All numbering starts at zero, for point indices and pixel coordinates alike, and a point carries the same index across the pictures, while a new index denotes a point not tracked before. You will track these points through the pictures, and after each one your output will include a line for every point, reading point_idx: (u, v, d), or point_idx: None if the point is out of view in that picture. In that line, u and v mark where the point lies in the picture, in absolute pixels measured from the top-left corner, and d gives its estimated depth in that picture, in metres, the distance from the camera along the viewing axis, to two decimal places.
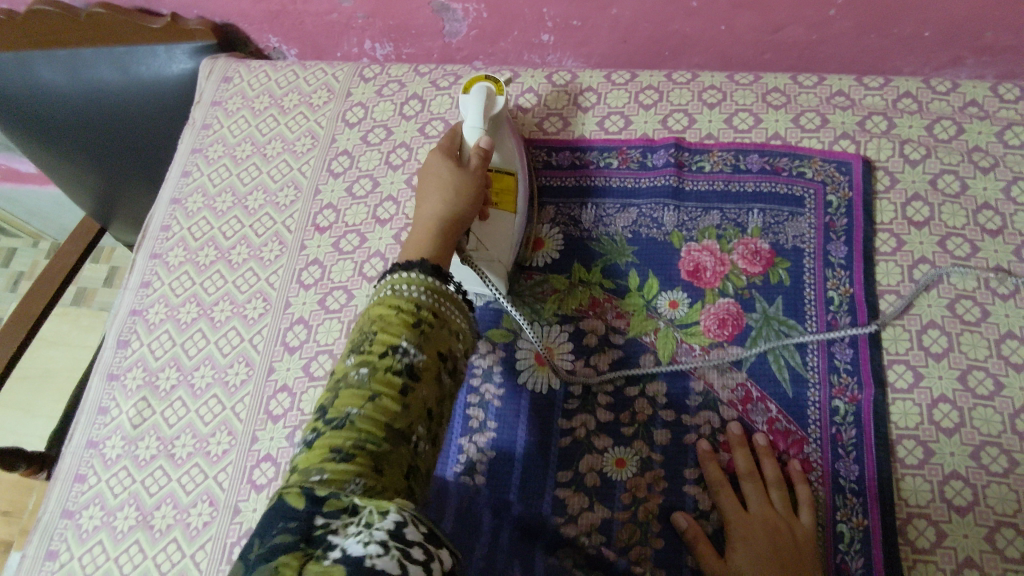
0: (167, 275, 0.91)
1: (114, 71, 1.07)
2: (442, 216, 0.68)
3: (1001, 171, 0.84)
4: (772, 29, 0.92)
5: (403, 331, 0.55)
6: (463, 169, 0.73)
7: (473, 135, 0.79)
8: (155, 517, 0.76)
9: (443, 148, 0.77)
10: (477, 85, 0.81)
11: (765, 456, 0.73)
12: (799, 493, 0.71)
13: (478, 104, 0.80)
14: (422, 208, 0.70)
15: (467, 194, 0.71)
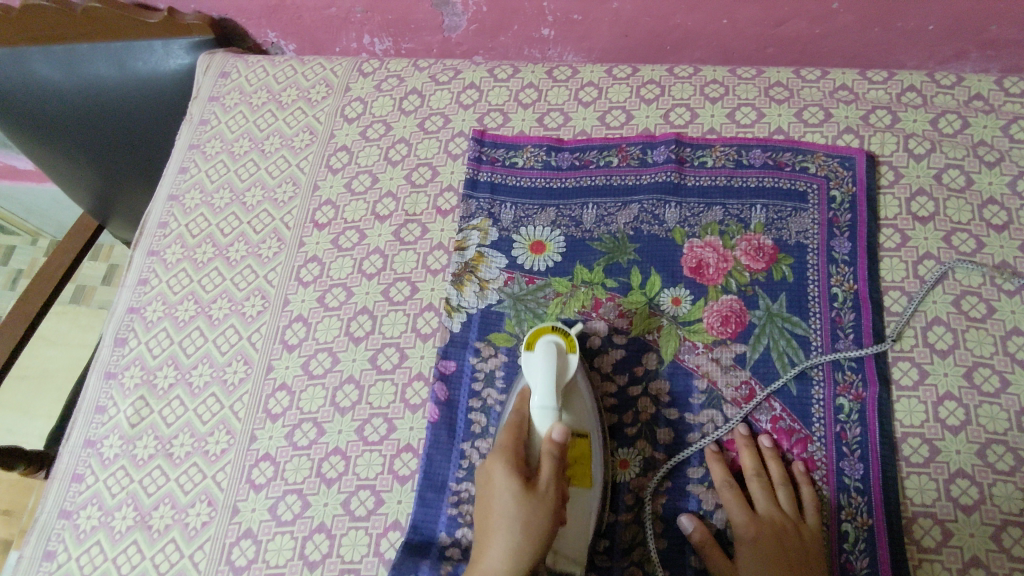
0: (164, 272, 0.90)
1: (110, 66, 1.07)
2: (509, 566, 0.60)
3: (1007, 166, 0.83)
4: (775, 22, 0.92)
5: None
6: (532, 495, 0.63)
7: (544, 420, 0.68)
8: (153, 517, 0.76)
9: (508, 452, 0.66)
10: (543, 341, 0.73)
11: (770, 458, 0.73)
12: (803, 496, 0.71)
13: (548, 383, 0.69)
14: (488, 548, 0.62)
15: (536, 533, 0.61)
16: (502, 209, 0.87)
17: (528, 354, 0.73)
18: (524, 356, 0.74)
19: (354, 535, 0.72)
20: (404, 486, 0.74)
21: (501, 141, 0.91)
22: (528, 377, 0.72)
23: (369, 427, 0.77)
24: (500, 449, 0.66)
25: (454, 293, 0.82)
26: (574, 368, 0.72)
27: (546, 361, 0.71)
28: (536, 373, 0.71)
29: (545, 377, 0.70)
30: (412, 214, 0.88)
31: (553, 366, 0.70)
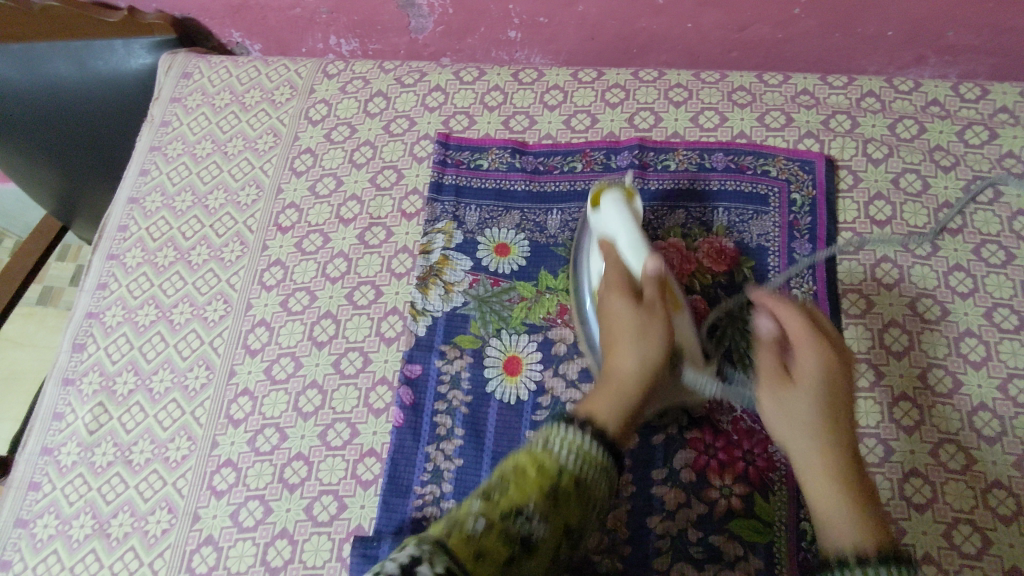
0: (124, 276, 0.89)
1: (69, 65, 1.05)
2: (641, 374, 0.67)
3: (962, 170, 0.85)
4: (738, 27, 0.92)
5: (541, 485, 0.56)
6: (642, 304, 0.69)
7: (636, 255, 0.72)
8: (111, 525, 0.75)
9: (614, 284, 0.72)
10: (608, 194, 0.76)
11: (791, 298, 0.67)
12: (838, 342, 0.66)
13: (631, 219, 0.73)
14: (615, 357, 0.69)
15: (660, 342, 0.68)
16: (467, 212, 0.87)
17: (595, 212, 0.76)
18: (592, 213, 0.77)
19: (316, 541, 0.72)
20: (366, 490, 0.74)
21: (466, 144, 0.91)
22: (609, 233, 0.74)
23: (332, 432, 0.77)
24: (609, 283, 0.72)
25: (419, 297, 0.82)
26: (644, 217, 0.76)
27: (623, 213, 0.74)
28: (611, 227, 0.74)
29: (627, 224, 0.73)
30: (377, 218, 0.88)
31: (628, 214, 0.74)
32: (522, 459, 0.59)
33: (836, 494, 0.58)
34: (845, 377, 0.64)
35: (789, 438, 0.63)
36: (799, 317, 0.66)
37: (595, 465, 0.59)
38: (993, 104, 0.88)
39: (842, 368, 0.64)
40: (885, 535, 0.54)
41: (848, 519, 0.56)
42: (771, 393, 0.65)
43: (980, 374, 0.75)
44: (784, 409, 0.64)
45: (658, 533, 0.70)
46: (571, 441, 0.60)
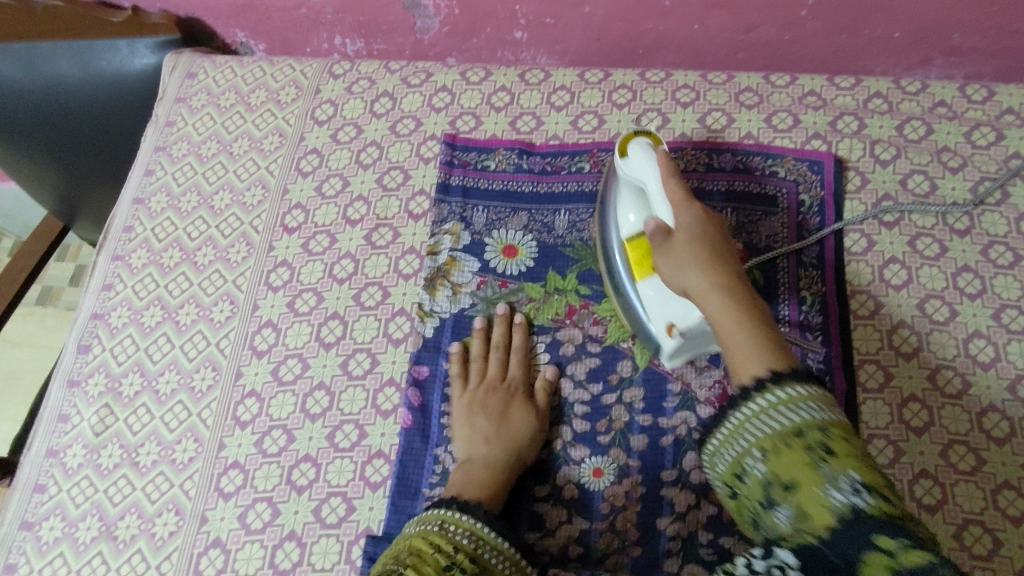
0: (130, 277, 0.89)
1: (72, 65, 1.03)
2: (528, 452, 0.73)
3: (970, 171, 0.85)
4: (745, 28, 0.92)
5: (441, 566, 0.59)
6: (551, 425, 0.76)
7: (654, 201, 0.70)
8: (118, 527, 0.74)
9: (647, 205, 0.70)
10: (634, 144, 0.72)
11: (693, 204, 0.68)
12: (728, 242, 0.68)
13: (655, 171, 0.70)
14: (512, 420, 0.74)
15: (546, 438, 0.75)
16: (474, 213, 0.86)
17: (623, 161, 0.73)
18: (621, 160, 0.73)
19: (325, 543, 0.71)
20: (375, 492, 0.73)
21: (472, 144, 0.91)
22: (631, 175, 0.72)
23: (339, 434, 0.76)
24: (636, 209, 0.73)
25: (427, 298, 0.82)
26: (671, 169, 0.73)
27: (647, 159, 0.71)
28: (636, 170, 0.71)
29: (651, 171, 0.70)
30: (383, 218, 0.88)
31: (654, 160, 0.71)
32: (416, 542, 0.61)
33: (747, 331, 0.60)
34: (720, 250, 0.66)
35: (682, 283, 0.66)
36: (703, 229, 0.66)
37: (487, 545, 0.63)
38: (1000, 105, 0.88)
39: (713, 227, 0.68)
40: (789, 352, 0.58)
41: (751, 344, 0.59)
42: (669, 261, 0.66)
43: (989, 375, 0.75)
44: (682, 279, 0.65)
45: (669, 535, 0.70)
46: (467, 526, 0.64)
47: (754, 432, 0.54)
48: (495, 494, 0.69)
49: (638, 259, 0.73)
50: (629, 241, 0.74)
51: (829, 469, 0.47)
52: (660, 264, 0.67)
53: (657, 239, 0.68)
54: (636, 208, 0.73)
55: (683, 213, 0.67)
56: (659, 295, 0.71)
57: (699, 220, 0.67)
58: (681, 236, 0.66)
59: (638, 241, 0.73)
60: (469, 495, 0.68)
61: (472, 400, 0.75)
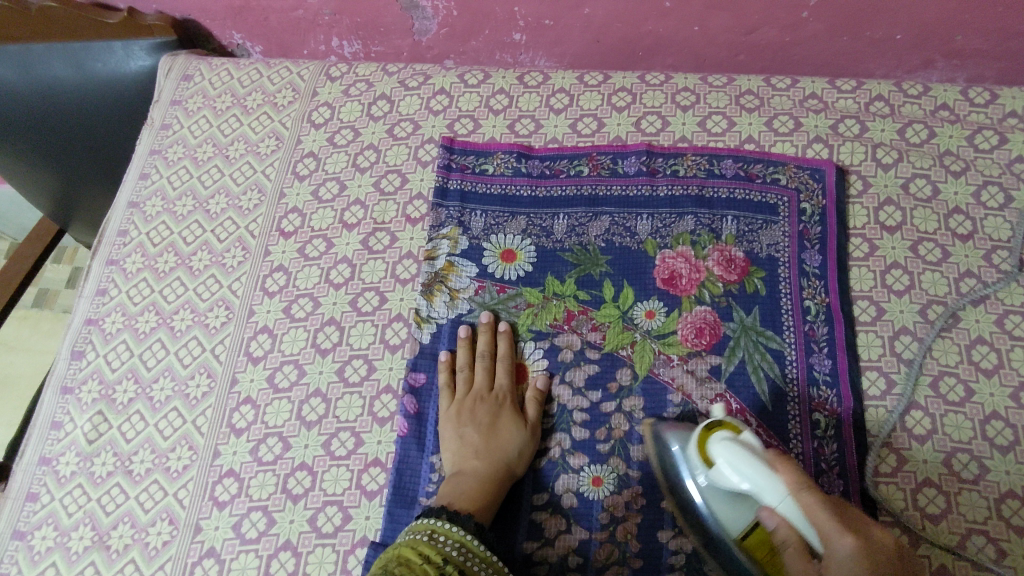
0: (124, 282, 0.88)
1: (67, 66, 1.04)
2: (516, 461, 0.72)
3: (972, 175, 0.84)
4: (745, 30, 0.92)
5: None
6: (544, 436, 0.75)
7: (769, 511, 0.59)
8: (111, 537, 0.73)
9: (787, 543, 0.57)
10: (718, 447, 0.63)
11: (848, 533, 0.53)
12: (876, 534, 0.54)
13: (777, 481, 0.58)
14: (502, 432, 0.73)
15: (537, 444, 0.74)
16: (472, 218, 0.86)
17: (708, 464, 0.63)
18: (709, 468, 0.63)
19: (320, 553, 0.71)
20: (371, 501, 0.73)
21: (471, 148, 0.90)
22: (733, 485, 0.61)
23: (336, 442, 0.75)
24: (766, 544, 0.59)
25: (424, 304, 0.81)
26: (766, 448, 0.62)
27: (750, 459, 0.60)
28: (731, 480, 0.61)
29: (767, 480, 0.59)
30: (381, 222, 0.87)
31: (752, 460, 0.60)
32: (405, 552, 0.61)
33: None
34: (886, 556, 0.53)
35: None
36: (866, 565, 0.51)
37: (476, 556, 0.62)
38: (1003, 109, 0.87)
39: (877, 550, 0.52)
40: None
41: None
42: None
43: (993, 383, 0.74)
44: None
45: (671, 547, 0.69)
46: (456, 538, 0.63)
47: None
48: (486, 506, 0.68)
49: (755, 558, 0.61)
50: (741, 535, 0.63)
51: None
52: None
53: (786, 543, 0.57)
54: (718, 486, 0.63)
55: (786, 466, 0.59)
56: (736, 475, 0.60)
57: (855, 551, 0.52)
58: (833, 574, 0.52)
59: (758, 540, 0.62)
60: (460, 507, 0.67)
61: (460, 410, 0.75)
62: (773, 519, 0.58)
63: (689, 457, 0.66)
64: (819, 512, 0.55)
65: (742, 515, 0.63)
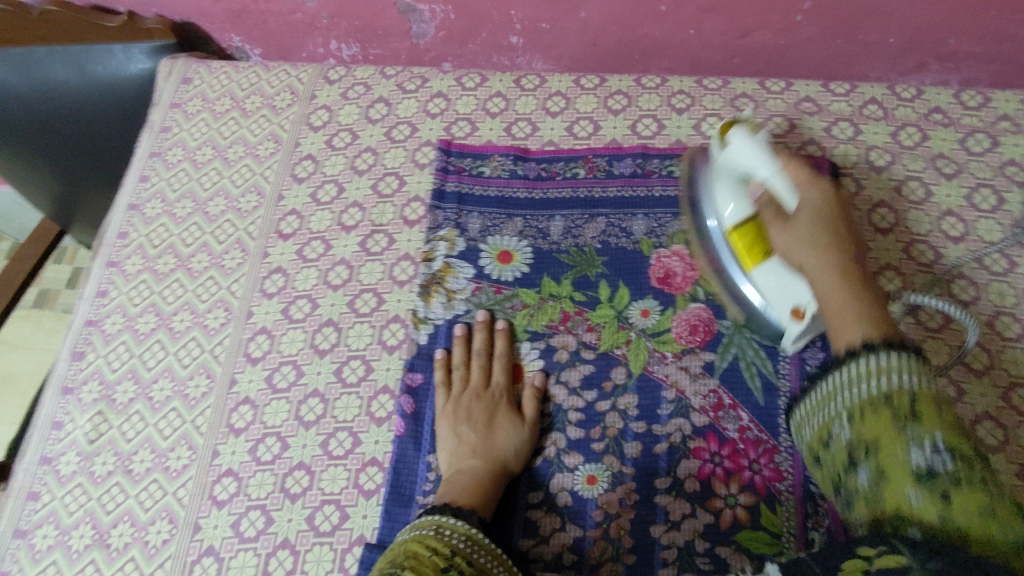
0: (124, 284, 0.89)
1: (69, 70, 1.03)
2: (514, 458, 0.73)
3: (965, 178, 0.85)
4: (740, 34, 0.92)
5: (438, 568, 0.58)
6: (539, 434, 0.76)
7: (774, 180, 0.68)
8: (111, 535, 0.74)
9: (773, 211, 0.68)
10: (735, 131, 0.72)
11: (814, 184, 0.67)
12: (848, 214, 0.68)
13: (782, 171, 0.68)
14: (499, 429, 0.74)
15: (534, 442, 0.75)
16: (469, 220, 0.86)
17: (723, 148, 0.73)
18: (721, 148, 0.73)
19: (318, 551, 0.71)
20: (369, 500, 0.73)
21: (467, 151, 0.91)
22: (740, 158, 0.70)
23: (334, 441, 0.76)
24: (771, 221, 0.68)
25: (421, 305, 0.82)
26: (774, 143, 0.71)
27: (759, 144, 0.69)
28: (740, 157, 0.70)
29: (762, 155, 0.69)
30: (378, 224, 0.88)
31: (759, 145, 0.69)
32: (412, 547, 0.60)
33: (856, 309, 0.59)
34: (841, 228, 0.66)
35: (799, 261, 0.65)
36: (825, 207, 0.66)
37: (482, 549, 0.62)
38: (995, 112, 0.88)
39: (840, 213, 0.67)
40: (892, 328, 0.57)
41: (857, 318, 0.58)
42: (777, 229, 0.67)
43: (984, 383, 0.75)
44: (789, 247, 0.66)
45: (665, 544, 0.70)
46: (461, 531, 0.63)
47: (844, 399, 0.54)
48: (487, 502, 0.69)
49: (746, 249, 0.73)
50: (732, 228, 0.74)
51: (916, 432, 0.48)
52: (777, 232, 0.67)
53: (766, 206, 0.69)
54: (737, 198, 0.72)
55: (811, 187, 0.67)
56: (744, 156, 0.70)
57: (822, 199, 0.66)
58: (799, 218, 0.66)
59: (743, 229, 0.72)
60: (461, 503, 0.68)
61: (456, 409, 0.76)
62: (759, 188, 0.70)
63: (713, 198, 0.76)
64: (795, 172, 0.68)
65: (743, 207, 0.72)
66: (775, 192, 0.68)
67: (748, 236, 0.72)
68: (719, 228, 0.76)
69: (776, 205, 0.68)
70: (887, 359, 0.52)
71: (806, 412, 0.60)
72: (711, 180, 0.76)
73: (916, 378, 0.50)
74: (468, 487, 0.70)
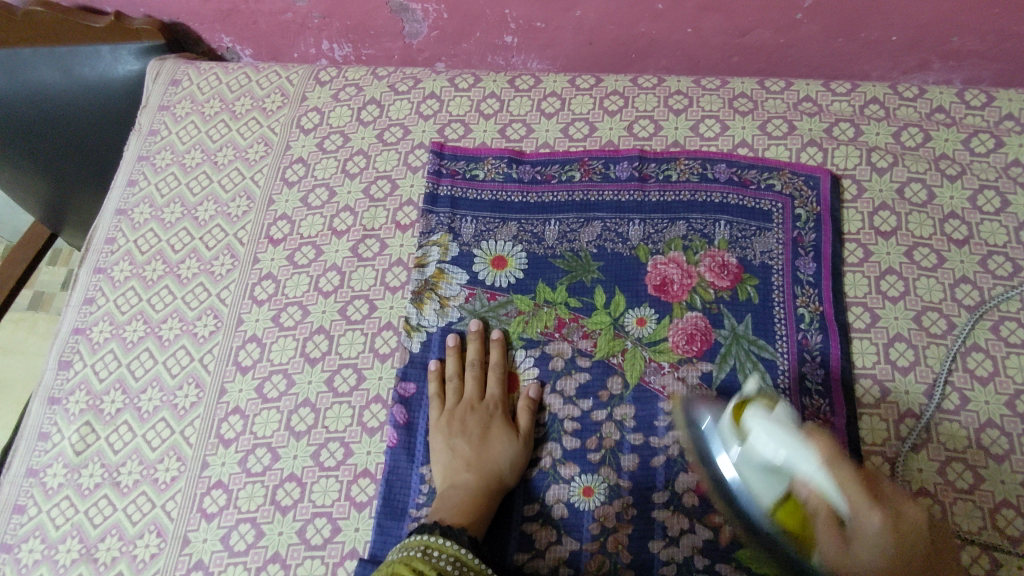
0: (112, 291, 0.87)
1: (54, 70, 1.02)
2: (508, 471, 0.71)
3: (968, 179, 0.83)
4: (739, 32, 0.90)
5: None
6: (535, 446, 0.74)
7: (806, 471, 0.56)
8: (99, 549, 0.73)
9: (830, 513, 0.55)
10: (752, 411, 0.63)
11: (876, 511, 0.53)
12: (907, 510, 0.55)
13: (809, 453, 0.56)
14: (493, 442, 0.72)
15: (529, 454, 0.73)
16: (463, 224, 0.85)
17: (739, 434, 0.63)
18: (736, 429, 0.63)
19: (309, 565, 0.70)
20: (361, 512, 0.72)
21: (460, 153, 0.89)
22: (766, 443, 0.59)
23: (325, 452, 0.75)
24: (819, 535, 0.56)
25: (414, 312, 0.80)
26: (802, 421, 0.60)
27: (788, 430, 0.58)
28: (770, 447, 0.59)
29: (799, 444, 0.57)
30: (370, 229, 0.86)
31: (785, 430, 0.59)
32: (399, 569, 0.59)
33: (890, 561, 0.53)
34: (918, 528, 0.55)
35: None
36: (888, 547, 0.52)
37: (470, 570, 0.61)
38: (1000, 111, 0.86)
39: (895, 544, 0.53)
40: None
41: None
42: (828, 544, 0.55)
43: (988, 391, 0.73)
44: (857, 568, 0.54)
45: (663, 560, 0.68)
46: (450, 552, 0.61)
47: None
48: (480, 519, 0.68)
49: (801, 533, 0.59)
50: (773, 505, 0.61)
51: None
52: (823, 531, 0.55)
53: (814, 508, 0.56)
54: (750, 447, 0.61)
55: (820, 436, 0.57)
56: (773, 445, 0.59)
57: (886, 530, 0.53)
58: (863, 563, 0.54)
59: (780, 503, 0.60)
60: (454, 521, 0.66)
61: (450, 421, 0.74)
62: (806, 489, 0.56)
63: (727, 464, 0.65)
64: (841, 473, 0.55)
65: (773, 486, 0.60)
66: (823, 495, 0.55)
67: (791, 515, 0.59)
68: (748, 508, 0.64)
69: (825, 507, 0.55)
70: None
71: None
72: (725, 429, 0.66)
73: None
74: (461, 503, 0.68)
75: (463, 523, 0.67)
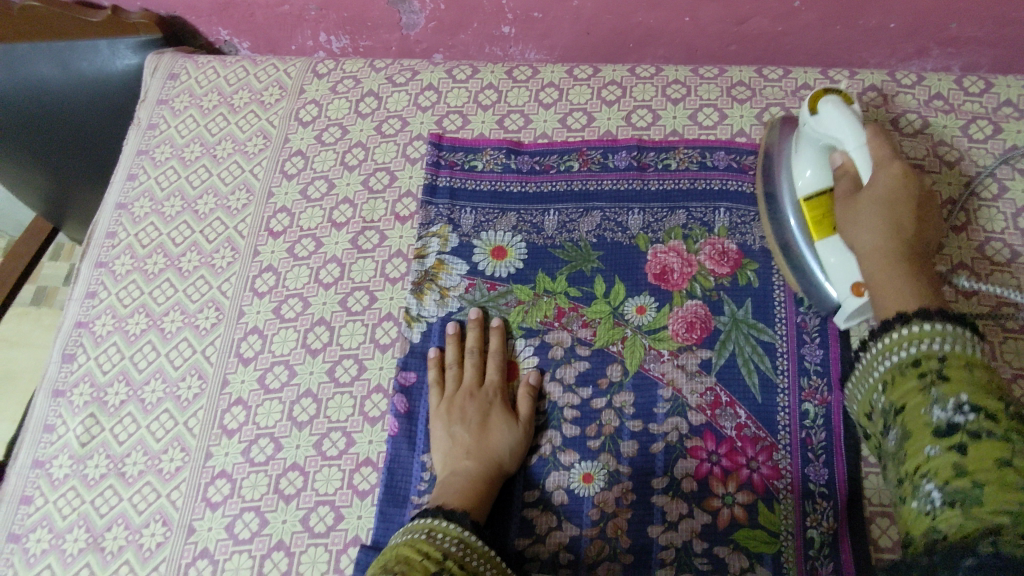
0: (114, 284, 0.88)
1: (53, 66, 1.03)
2: (510, 456, 0.72)
3: (966, 166, 0.83)
4: (736, 20, 0.90)
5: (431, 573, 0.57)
6: (536, 433, 0.75)
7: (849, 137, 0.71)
8: (105, 538, 0.74)
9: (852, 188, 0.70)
10: (828, 100, 0.73)
11: (895, 160, 0.67)
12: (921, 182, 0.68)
13: (860, 130, 0.71)
14: (494, 428, 0.73)
15: (530, 440, 0.74)
16: (462, 215, 0.85)
17: (812, 115, 0.74)
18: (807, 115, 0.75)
19: (313, 552, 0.71)
20: (364, 500, 0.73)
21: (459, 144, 0.90)
22: (834, 130, 0.72)
23: (327, 441, 0.76)
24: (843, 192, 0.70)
25: (414, 303, 0.81)
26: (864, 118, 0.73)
27: (847, 116, 0.72)
28: (830, 129, 0.72)
29: (853, 127, 0.71)
30: (369, 221, 0.87)
31: (851, 116, 0.72)
32: (404, 551, 0.60)
33: (909, 287, 0.60)
34: (919, 200, 0.67)
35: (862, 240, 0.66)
36: (900, 188, 0.66)
37: (475, 553, 0.62)
38: (998, 97, 0.86)
39: (913, 189, 0.67)
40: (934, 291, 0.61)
41: (904, 283, 0.61)
42: (846, 207, 0.69)
43: None
44: (862, 220, 0.66)
45: (662, 544, 0.69)
46: (454, 535, 0.62)
47: (908, 352, 0.56)
48: (482, 503, 0.68)
49: (815, 221, 0.74)
50: (806, 198, 0.75)
51: (941, 394, 0.51)
52: (841, 210, 0.70)
53: (841, 176, 0.72)
54: (816, 164, 0.74)
55: (874, 130, 0.71)
56: (836, 129, 0.72)
57: (897, 177, 0.67)
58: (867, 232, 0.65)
59: (818, 200, 0.74)
60: (456, 504, 0.67)
61: (450, 408, 0.75)
62: (842, 157, 0.72)
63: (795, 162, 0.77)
64: (880, 146, 0.69)
65: (822, 172, 0.74)
66: (857, 163, 0.70)
67: (821, 207, 0.74)
68: (791, 194, 0.76)
69: (852, 176, 0.71)
70: (936, 326, 0.56)
71: (855, 384, 0.63)
72: (793, 153, 0.77)
73: (966, 346, 0.54)
74: (464, 488, 0.69)
75: (465, 506, 0.67)
